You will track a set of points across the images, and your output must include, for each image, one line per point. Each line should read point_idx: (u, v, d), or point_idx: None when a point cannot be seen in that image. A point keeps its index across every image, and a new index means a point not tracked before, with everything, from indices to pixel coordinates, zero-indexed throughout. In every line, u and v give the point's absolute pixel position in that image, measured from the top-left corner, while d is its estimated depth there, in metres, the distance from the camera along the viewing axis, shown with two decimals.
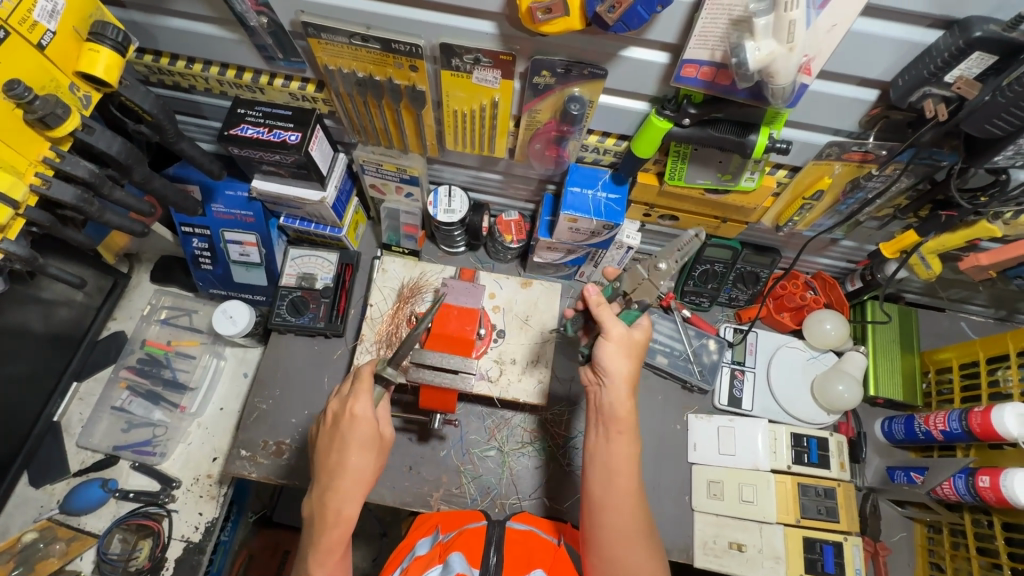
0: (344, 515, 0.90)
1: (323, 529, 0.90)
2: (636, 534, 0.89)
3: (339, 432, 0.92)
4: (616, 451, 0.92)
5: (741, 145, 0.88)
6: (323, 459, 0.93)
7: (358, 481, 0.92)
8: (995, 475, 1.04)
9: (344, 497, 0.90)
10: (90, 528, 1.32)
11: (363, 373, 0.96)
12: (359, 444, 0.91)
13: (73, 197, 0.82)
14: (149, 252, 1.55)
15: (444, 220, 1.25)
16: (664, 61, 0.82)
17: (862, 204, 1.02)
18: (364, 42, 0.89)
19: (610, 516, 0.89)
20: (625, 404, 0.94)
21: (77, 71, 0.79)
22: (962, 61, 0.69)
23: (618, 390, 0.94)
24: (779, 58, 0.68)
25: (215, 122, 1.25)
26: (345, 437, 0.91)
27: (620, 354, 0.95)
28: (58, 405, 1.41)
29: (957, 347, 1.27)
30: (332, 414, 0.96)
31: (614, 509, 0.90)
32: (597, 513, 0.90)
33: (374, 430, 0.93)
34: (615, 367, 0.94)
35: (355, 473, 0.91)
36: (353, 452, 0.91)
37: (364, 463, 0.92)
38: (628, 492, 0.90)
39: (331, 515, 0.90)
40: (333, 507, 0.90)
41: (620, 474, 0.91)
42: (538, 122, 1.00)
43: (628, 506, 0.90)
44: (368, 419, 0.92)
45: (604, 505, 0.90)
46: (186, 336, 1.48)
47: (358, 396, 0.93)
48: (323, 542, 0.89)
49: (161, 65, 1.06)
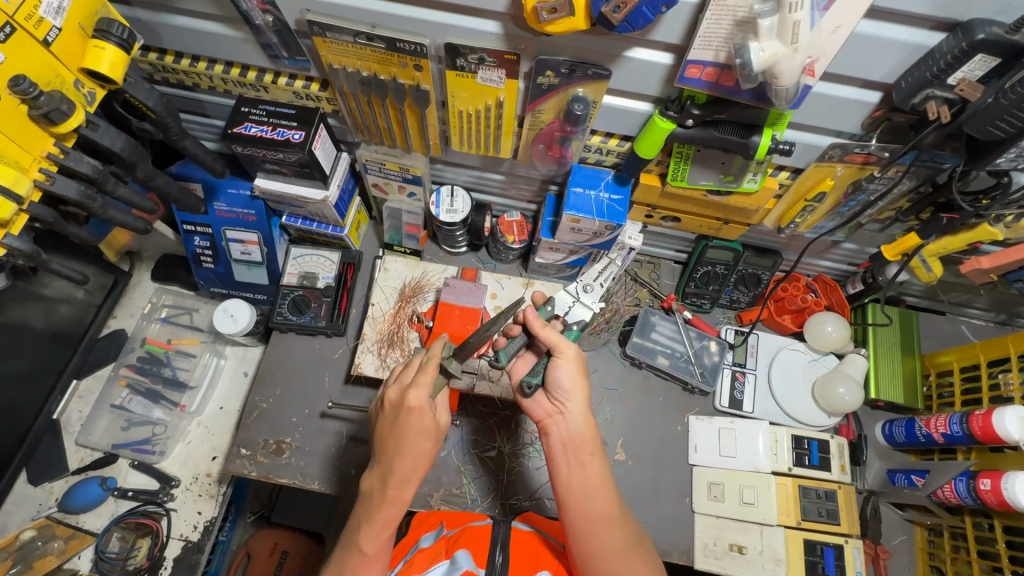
0: (401, 497, 0.88)
1: (380, 504, 0.88)
2: (626, 554, 0.85)
3: (399, 420, 0.89)
4: (588, 475, 0.89)
5: (744, 146, 0.88)
6: (384, 444, 0.90)
7: (418, 465, 0.88)
8: (996, 477, 1.04)
9: (401, 482, 0.88)
10: (88, 527, 1.32)
11: (427, 364, 0.91)
12: (416, 434, 0.87)
13: (76, 193, 0.82)
14: (151, 250, 1.54)
15: (446, 219, 1.25)
16: (668, 62, 0.83)
17: (864, 206, 1.02)
18: (368, 41, 0.90)
19: (596, 540, 0.85)
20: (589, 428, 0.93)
21: (82, 67, 0.79)
22: (964, 64, 0.69)
23: (579, 414, 0.94)
24: (782, 59, 0.69)
25: (219, 121, 1.25)
26: (406, 424, 0.88)
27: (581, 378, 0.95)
28: (58, 402, 1.40)
29: (958, 351, 1.27)
30: (391, 401, 0.92)
31: (602, 532, 0.86)
32: (584, 538, 0.86)
33: (433, 421, 0.88)
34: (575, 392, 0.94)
35: (417, 456, 0.88)
36: (414, 440, 0.88)
37: (424, 450, 0.88)
38: (604, 512, 0.87)
39: (388, 494, 0.87)
40: (392, 489, 0.87)
41: (597, 496, 0.88)
42: (541, 122, 1.01)
43: (606, 527, 0.86)
44: (427, 410, 0.88)
45: (589, 529, 0.86)
46: (187, 334, 1.47)
47: (417, 385, 0.89)
48: (377, 520, 0.86)
49: (166, 63, 1.07)
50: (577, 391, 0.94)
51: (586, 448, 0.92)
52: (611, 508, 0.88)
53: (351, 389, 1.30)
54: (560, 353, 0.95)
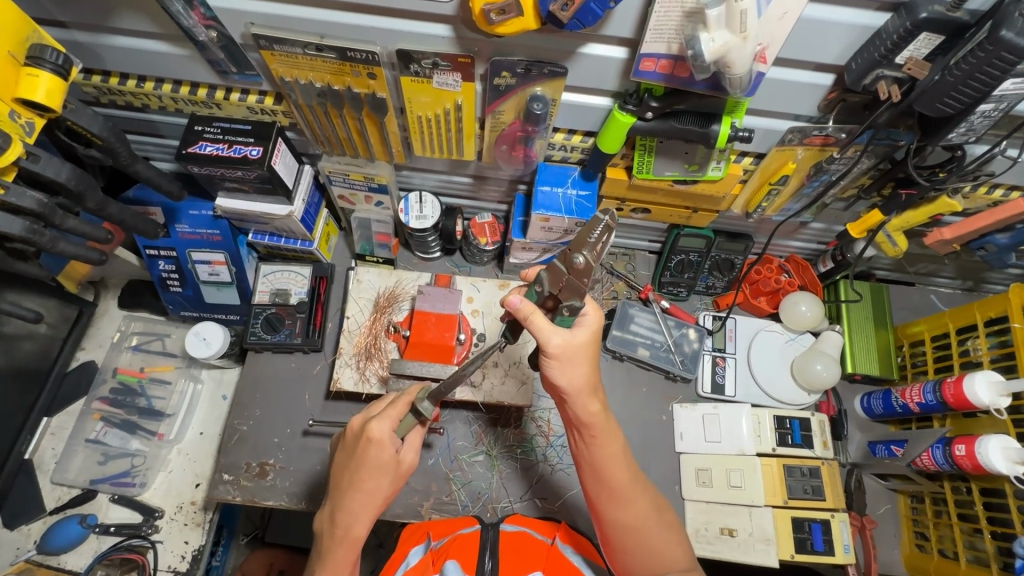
0: (353, 534, 0.87)
1: (331, 545, 0.88)
2: (652, 517, 0.89)
3: (358, 451, 0.89)
4: (599, 452, 0.89)
5: (705, 136, 0.88)
6: (340, 477, 0.90)
7: (372, 502, 0.88)
8: (971, 443, 1.06)
9: (352, 517, 0.87)
10: (71, 566, 1.28)
11: (399, 399, 0.92)
12: (374, 468, 0.87)
13: (21, 230, 0.78)
14: (115, 277, 1.50)
15: (416, 226, 1.23)
16: (623, 56, 0.82)
17: (827, 186, 1.03)
18: (319, 51, 0.87)
19: (621, 512, 0.88)
20: (594, 405, 0.88)
21: (17, 97, 0.76)
22: (910, 42, 0.70)
23: (585, 393, 0.87)
24: (733, 49, 0.69)
25: (173, 140, 1.21)
26: (364, 459, 0.87)
27: (576, 361, 0.86)
28: (29, 442, 1.36)
29: (928, 320, 1.29)
30: (354, 431, 0.92)
31: (625, 503, 0.88)
32: (611, 511, 0.88)
33: (393, 456, 0.88)
34: (575, 375, 0.86)
35: (372, 493, 0.88)
36: (371, 474, 0.87)
37: (379, 487, 0.88)
38: (619, 480, 0.88)
39: (338, 530, 0.87)
40: (342, 527, 0.87)
41: (612, 471, 0.88)
42: (502, 123, 1.00)
43: (637, 490, 0.89)
44: (384, 444, 0.87)
45: (618, 502, 0.88)
46: (160, 361, 1.44)
47: (381, 417, 0.88)
48: (328, 561, 0.87)
49: (111, 85, 1.03)
50: (579, 373, 0.86)
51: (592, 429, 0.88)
52: (625, 480, 0.89)
53: (332, 405, 1.28)
54: (548, 345, 0.83)
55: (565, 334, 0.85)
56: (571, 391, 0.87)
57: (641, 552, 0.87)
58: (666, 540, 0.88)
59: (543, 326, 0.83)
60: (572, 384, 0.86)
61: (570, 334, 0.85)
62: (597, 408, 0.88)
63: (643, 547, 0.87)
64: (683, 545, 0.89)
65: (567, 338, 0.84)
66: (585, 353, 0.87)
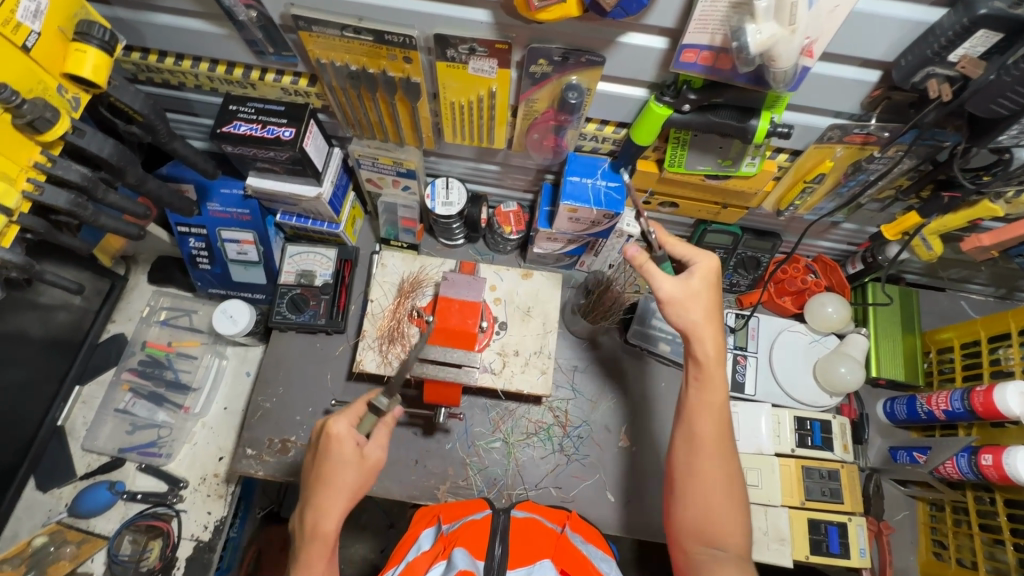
0: (322, 530, 0.89)
1: (305, 542, 0.89)
2: (729, 479, 0.92)
3: (320, 450, 0.93)
4: (697, 399, 0.95)
5: (743, 130, 0.87)
6: (309, 477, 0.94)
7: (338, 496, 0.90)
8: (998, 453, 1.05)
9: (319, 511, 0.89)
10: (100, 530, 1.32)
11: (358, 401, 0.98)
12: (339, 464, 0.91)
13: (66, 203, 0.81)
14: (146, 253, 1.53)
15: (442, 213, 1.24)
16: (663, 46, 0.81)
17: (863, 186, 1.01)
18: (356, 33, 0.88)
19: (696, 467, 0.92)
20: (714, 347, 0.95)
21: (64, 72, 0.78)
22: (966, 40, 0.68)
23: (704, 334, 0.95)
24: (780, 42, 0.68)
25: (207, 120, 1.23)
26: (325, 456, 0.92)
27: (687, 305, 0.95)
28: (62, 409, 1.40)
29: (958, 327, 1.27)
30: (319, 431, 0.97)
31: (702, 456, 0.92)
32: (690, 457, 0.93)
33: (355, 450, 0.92)
34: (692, 313, 0.96)
35: (337, 489, 0.90)
36: (334, 469, 0.90)
37: (345, 481, 0.90)
38: (708, 429, 0.94)
39: (308, 525, 0.90)
40: (313, 523, 0.89)
41: (705, 420, 0.94)
42: (535, 112, 0.99)
43: (721, 449, 0.93)
44: (343, 438, 0.91)
45: (693, 453, 0.93)
46: (187, 336, 1.47)
47: (340, 415, 0.94)
48: (303, 557, 0.89)
49: (150, 62, 1.05)
50: (694, 316, 0.95)
51: (706, 376, 0.95)
52: (715, 436, 0.93)
53: (353, 386, 1.30)
54: (660, 291, 0.96)
55: (678, 281, 0.96)
56: (687, 330, 0.96)
57: (702, 508, 0.90)
58: (730, 513, 0.90)
59: (658, 274, 0.96)
60: (691, 321, 0.95)
61: (687, 278, 0.96)
62: (713, 353, 0.95)
63: (705, 505, 0.90)
64: (743, 523, 0.91)
65: (683, 283, 0.96)
66: (703, 298, 0.96)
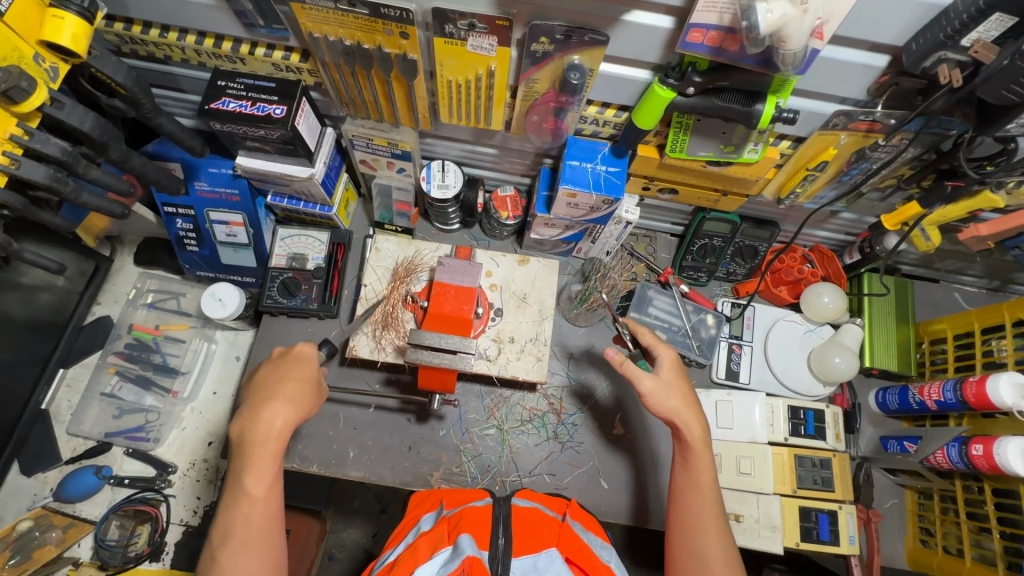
0: (277, 429, 0.88)
1: (258, 442, 0.87)
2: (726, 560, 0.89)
3: (280, 365, 0.96)
4: (684, 479, 0.98)
5: (747, 115, 0.85)
6: (257, 385, 0.93)
7: (298, 398, 0.92)
8: (989, 443, 1.05)
9: (280, 404, 0.90)
10: (86, 515, 1.31)
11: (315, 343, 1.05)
12: (301, 372, 0.94)
13: (45, 177, 0.77)
14: (132, 234, 1.49)
15: (438, 196, 1.21)
16: (669, 25, 0.78)
17: (866, 175, 1.00)
18: (350, 7, 0.84)
19: (697, 547, 0.91)
20: (698, 427, 0.98)
21: (41, 40, 0.74)
22: (981, 23, 0.67)
23: (687, 417, 0.98)
24: (791, 22, 0.66)
25: (194, 96, 1.19)
26: (289, 369, 0.95)
27: (665, 392, 0.99)
28: (46, 392, 1.37)
29: (952, 318, 1.27)
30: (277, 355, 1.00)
31: (700, 536, 0.91)
32: (685, 535, 0.92)
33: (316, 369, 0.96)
34: (671, 400, 0.99)
35: (297, 391, 0.93)
36: (297, 377, 0.94)
37: (304, 388, 0.94)
38: (699, 508, 0.94)
39: (260, 433, 0.87)
40: (267, 422, 0.88)
41: (696, 498, 0.95)
42: (535, 93, 0.96)
43: (712, 523, 0.93)
44: (311, 358, 0.96)
45: (689, 531, 0.92)
46: (175, 319, 1.44)
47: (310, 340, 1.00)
48: (257, 454, 0.87)
49: (134, 33, 1.00)
50: (675, 402, 0.99)
51: (695, 456, 0.97)
52: (707, 514, 0.93)
53: (346, 371, 1.28)
54: (641, 387, 0.99)
55: (653, 376, 1.01)
56: (672, 416, 0.98)
57: None
58: None
59: (636, 370, 0.99)
60: (670, 407, 0.99)
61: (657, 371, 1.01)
62: (699, 433, 0.97)
63: None
64: None
65: (657, 377, 1.00)
66: (677, 383, 1.00)
